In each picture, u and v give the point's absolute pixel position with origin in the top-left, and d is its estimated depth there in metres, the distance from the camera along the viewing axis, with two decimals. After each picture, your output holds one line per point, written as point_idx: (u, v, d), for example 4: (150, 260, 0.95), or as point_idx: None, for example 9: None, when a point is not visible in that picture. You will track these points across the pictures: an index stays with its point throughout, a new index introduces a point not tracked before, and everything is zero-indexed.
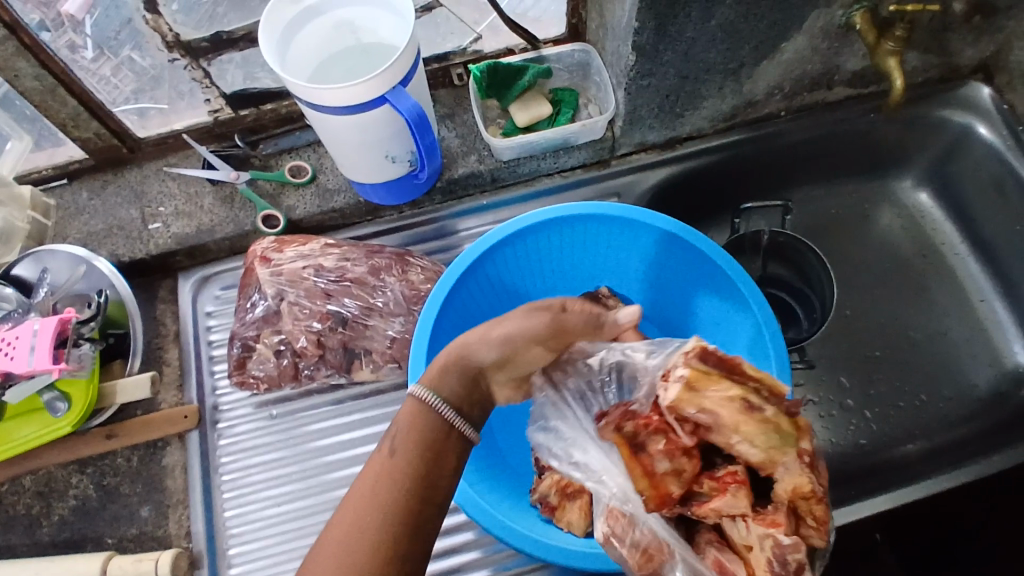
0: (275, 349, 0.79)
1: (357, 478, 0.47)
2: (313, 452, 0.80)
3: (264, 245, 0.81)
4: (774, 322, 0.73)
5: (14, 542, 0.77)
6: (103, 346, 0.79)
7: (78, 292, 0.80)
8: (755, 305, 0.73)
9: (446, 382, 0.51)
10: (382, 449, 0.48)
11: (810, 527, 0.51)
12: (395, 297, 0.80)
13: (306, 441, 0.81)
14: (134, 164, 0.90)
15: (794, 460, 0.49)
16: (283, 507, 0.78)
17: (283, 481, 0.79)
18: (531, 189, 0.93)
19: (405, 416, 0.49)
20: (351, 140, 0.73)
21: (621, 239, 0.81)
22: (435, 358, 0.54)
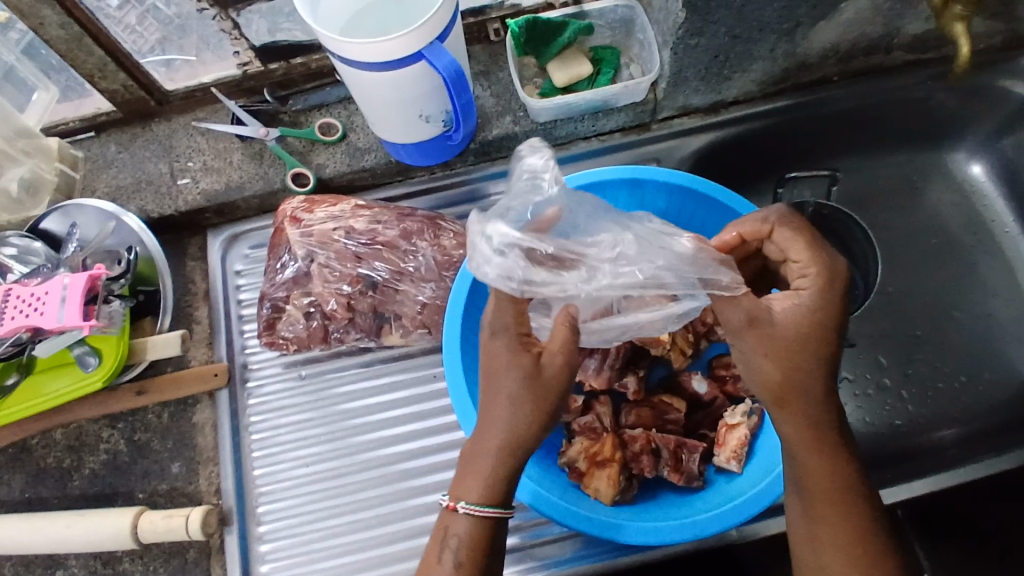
0: (304, 311, 0.78)
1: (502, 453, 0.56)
2: (342, 415, 0.80)
3: (295, 204, 0.79)
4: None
5: (47, 493, 0.79)
6: (132, 302, 0.79)
7: (108, 248, 0.79)
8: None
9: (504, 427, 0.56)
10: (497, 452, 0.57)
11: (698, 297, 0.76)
12: (426, 262, 0.78)
13: (335, 403, 0.80)
14: (162, 118, 0.88)
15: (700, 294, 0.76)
16: (311, 467, 0.78)
17: (312, 442, 0.79)
18: (567, 152, 0.90)
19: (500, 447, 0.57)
20: (385, 96, 0.70)
21: (665, 204, 0.78)
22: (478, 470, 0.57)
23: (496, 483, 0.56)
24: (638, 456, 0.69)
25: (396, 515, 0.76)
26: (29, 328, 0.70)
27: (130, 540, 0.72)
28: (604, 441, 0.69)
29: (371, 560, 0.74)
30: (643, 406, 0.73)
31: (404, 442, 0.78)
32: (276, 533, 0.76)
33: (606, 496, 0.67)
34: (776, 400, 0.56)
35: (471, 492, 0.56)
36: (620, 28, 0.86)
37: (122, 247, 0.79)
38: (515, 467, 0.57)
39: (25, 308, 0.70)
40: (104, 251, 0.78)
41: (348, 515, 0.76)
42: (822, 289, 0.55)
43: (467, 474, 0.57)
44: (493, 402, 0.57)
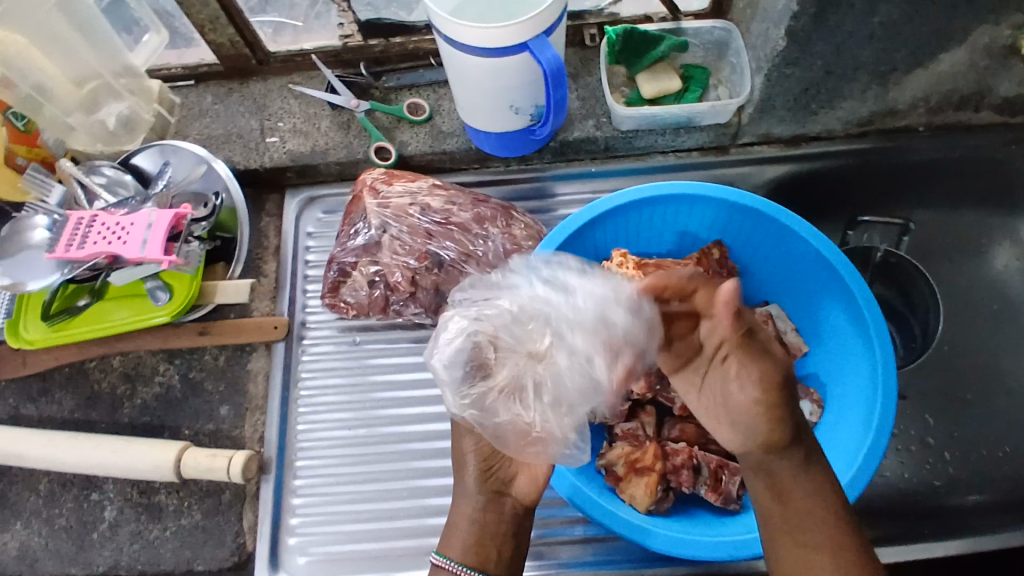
0: (369, 279, 0.80)
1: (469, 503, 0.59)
2: (369, 386, 0.81)
3: (376, 175, 0.82)
4: (892, 367, 0.66)
5: (96, 417, 0.81)
6: (209, 246, 0.81)
7: (196, 191, 0.81)
8: (878, 341, 0.67)
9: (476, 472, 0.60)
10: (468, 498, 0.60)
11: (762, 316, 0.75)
12: (496, 248, 0.78)
13: (366, 373, 0.82)
14: (260, 77, 0.92)
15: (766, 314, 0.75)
16: (345, 432, 0.80)
17: (345, 408, 0.81)
18: (642, 164, 0.90)
19: (470, 503, 0.59)
20: (481, 80, 0.72)
21: (734, 225, 0.76)
22: (457, 528, 0.59)
23: (475, 539, 0.58)
24: (678, 469, 0.68)
25: (426, 490, 0.77)
26: (108, 254, 0.75)
27: (172, 472, 0.73)
28: (647, 449, 0.69)
29: (394, 531, 0.75)
30: (688, 422, 0.72)
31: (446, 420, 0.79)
32: (311, 489, 0.77)
33: (641, 502, 0.67)
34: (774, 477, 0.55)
35: (455, 546, 0.58)
36: (713, 50, 0.87)
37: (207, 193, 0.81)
38: (493, 520, 0.59)
39: (109, 236, 0.75)
40: (191, 193, 0.80)
41: (377, 483, 0.77)
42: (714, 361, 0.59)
43: (450, 532, 0.59)
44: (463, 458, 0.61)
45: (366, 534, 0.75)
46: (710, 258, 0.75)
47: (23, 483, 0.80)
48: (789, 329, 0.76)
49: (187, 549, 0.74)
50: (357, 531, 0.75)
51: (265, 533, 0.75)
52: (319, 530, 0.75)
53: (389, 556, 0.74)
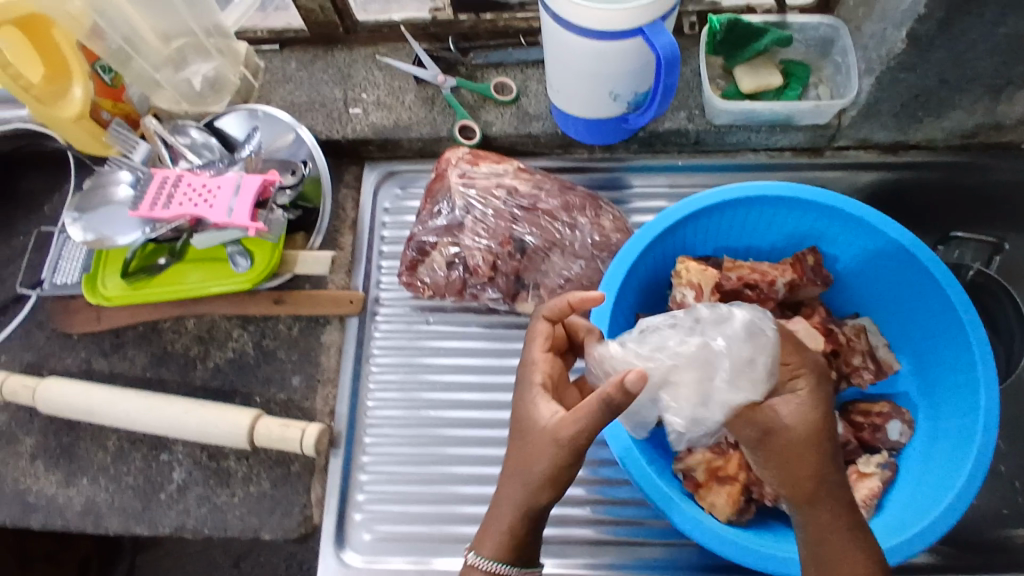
0: (448, 260, 0.79)
1: (513, 496, 0.55)
2: (421, 368, 0.81)
3: (459, 154, 0.80)
4: (996, 390, 0.63)
5: (168, 377, 0.81)
6: (291, 215, 0.80)
7: (282, 159, 0.80)
8: (981, 359, 0.64)
9: (530, 462, 0.54)
10: (523, 490, 0.54)
11: (854, 328, 0.73)
12: (585, 239, 0.76)
13: (423, 353, 0.81)
14: (345, 46, 0.90)
15: (859, 324, 0.73)
16: (408, 413, 0.79)
17: (408, 388, 0.80)
18: (732, 160, 0.87)
19: (513, 495, 0.55)
20: (586, 63, 0.70)
21: (832, 231, 0.73)
22: (495, 521, 0.55)
23: (507, 537, 0.55)
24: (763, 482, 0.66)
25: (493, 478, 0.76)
26: (192, 216, 0.75)
27: (245, 439, 0.73)
28: (731, 457, 0.67)
29: (458, 516, 0.75)
30: None
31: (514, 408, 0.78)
32: (378, 467, 0.77)
33: (721, 512, 0.66)
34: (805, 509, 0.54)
35: (485, 545, 0.55)
36: (816, 47, 0.84)
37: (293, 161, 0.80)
38: (529, 528, 0.55)
39: (195, 198, 0.75)
40: (276, 160, 0.79)
41: (442, 466, 0.76)
42: (814, 384, 0.56)
43: (485, 528, 0.55)
44: (529, 457, 0.54)
45: (432, 517, 0.75)
46: (807, 262, 0.73)
47: (92, 437, 0.80)
48: (881, 343, 0.73)
49: (254, 517, 0.74)
50: (422, 514, 0.75)
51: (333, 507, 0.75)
52: (383, 507, 0.76)
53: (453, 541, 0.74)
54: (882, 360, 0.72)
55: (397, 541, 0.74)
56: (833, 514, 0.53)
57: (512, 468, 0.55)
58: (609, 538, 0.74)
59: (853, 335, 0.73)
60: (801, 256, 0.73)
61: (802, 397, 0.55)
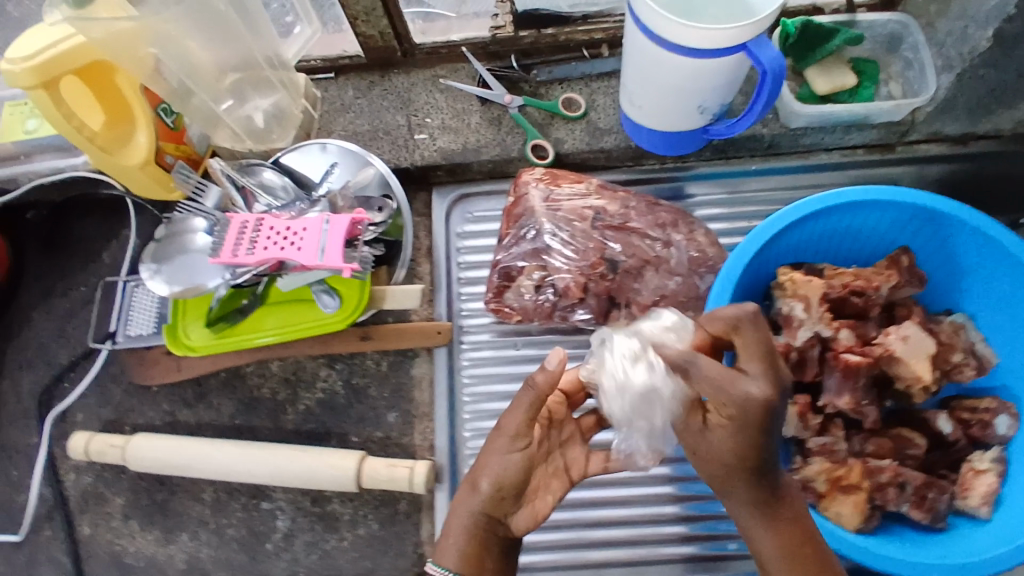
0: (536, 285, 0.78)
1: (467, 505, 0.57)
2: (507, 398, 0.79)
3: (536, 175, 0.80)
4: None
5: (258, 424, 0.80)
6: (376, 252, 0.77)
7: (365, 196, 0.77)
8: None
9: (502, 471, 0.56)
10: (477, 500, 0.57)
11: (951, 327, 0.74)
12: (682, 257, 0.75)
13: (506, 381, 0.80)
14: (402, 69, 0.88)
15: (956, 323, 0.74)
16: None
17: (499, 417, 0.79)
18: (806, 162, 0.87)
19: (468, 505, 0.57)
20: (679, 78, 0.69)
21: (924, 230, 0.74)
22: (450, 533, 0.57)
23: (476, 555, 0.56)
24: (885, 487, 0.67)
25: (600, 501, 0.76)
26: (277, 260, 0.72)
27: (354, 484, 0.73)
28: (850, 467, 0.68)
29: (571, 540, 0.75)
30: (883, 436, 0.71)
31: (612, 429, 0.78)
32: None
33: (848, 521, 0.66)
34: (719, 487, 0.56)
35: (449, 557, 0.56)
36: (883, 44, 0.84)
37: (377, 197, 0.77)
38: (488, 538, 0.57)
39: (280, 241, 0.73)
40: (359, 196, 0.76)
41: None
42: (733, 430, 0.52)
43: (444, 538, 0.57)
44: (483, 460, 0.58)
45: (546, 544, 0.75)
46: (902, 264, 0.72)
47: (186, 492, 0.79)
48: (979, 338, 0.74)
49: (368, 560, 0.74)
50: (532, 542, 0.76)
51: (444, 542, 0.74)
52: None
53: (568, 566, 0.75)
54: (983, 356, 0.73)
55: None
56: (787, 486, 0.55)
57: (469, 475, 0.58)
58: (719, 552, 0.76)
59: (951, 333, 0.73)
60: (897, 258, 0.72)
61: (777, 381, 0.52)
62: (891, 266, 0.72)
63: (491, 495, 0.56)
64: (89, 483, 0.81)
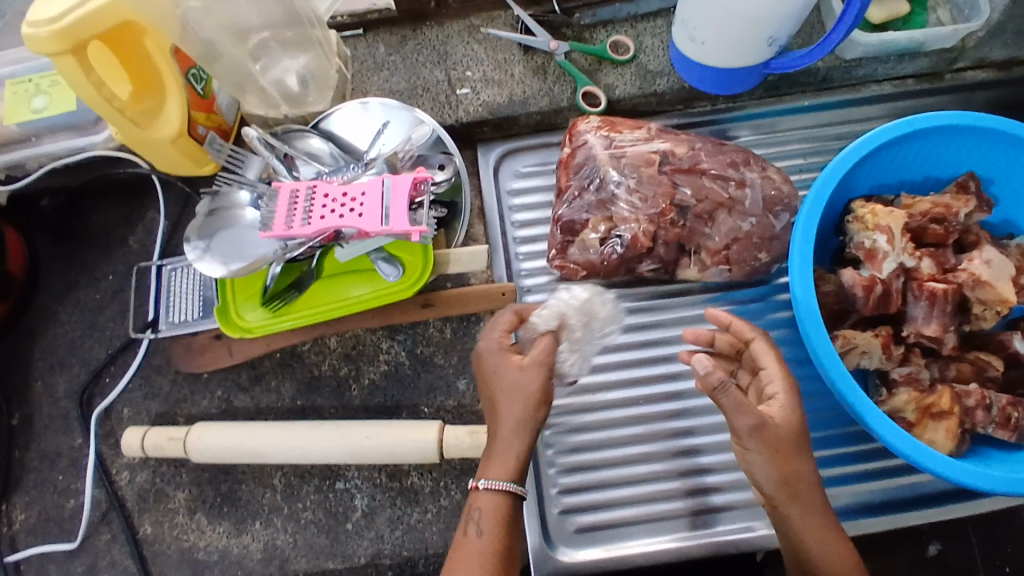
0: (603, 239, 0.75)
1: (508, 420, 0.59)
2: None
3: (592, 123, 0.77)
4: None
5: (322, 404, 0.76)
6: (440, 214, 0.74)
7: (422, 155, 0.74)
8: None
9: (531, 380, 0.60)
10: (518, 416, 0.59)
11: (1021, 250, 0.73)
12: (756, 197, 0.73)
13: None
14: (435, 22, 0.84)
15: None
16: (581, 400, 0.76)
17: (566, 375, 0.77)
18: (858, 95, 0.84)
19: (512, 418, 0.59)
20: (757, 9, 0.64)
21: (995, 154, 0.73)
22: (496, 446, 0.58)
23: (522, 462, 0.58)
24: (972, 411, 0.67)
25: (683, 449, 0.75)
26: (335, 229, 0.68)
27: (436, 454, 0.70)
28: (940, 393, 0.68)
29: (657, 493, 0.74)
30: (962, 361, 0.72)
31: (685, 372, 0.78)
32: (564, 456, 0.75)
33: (941, 447, 0.67)
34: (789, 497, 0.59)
35: (495, 470, 0.58)
36: None
37: (435, 155, 0.74)
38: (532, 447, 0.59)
39: (338, 207, 0.68)
40: (419, 156, 0.74)
41: (626, 439, 0.75)
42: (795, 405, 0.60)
43: (493, 453, 0.58)
44: (502, 385, 0.60)
45: (623, 500, 0.74)
46: (968, 188, 0.72)
47: (253, 479, 0.76)
48: None
49: (454, 531, 0.72)
50: (617, 498, 0.74)
51: (532, 492, 0.74)
52: (577, 496, 0.74)
53: (661, 519, 0.74)
54: None
55: (599, 527, 0.74)
56: (814, 498, 0.59)
57: (493, 399, 0.60)
58: None
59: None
60: (966, 182, 0.72)
61: (781, 401, 0.59)
62: (958, 191, 0.72)
63: (527, 414, 0.59)
64: (147, 479, 0.77)
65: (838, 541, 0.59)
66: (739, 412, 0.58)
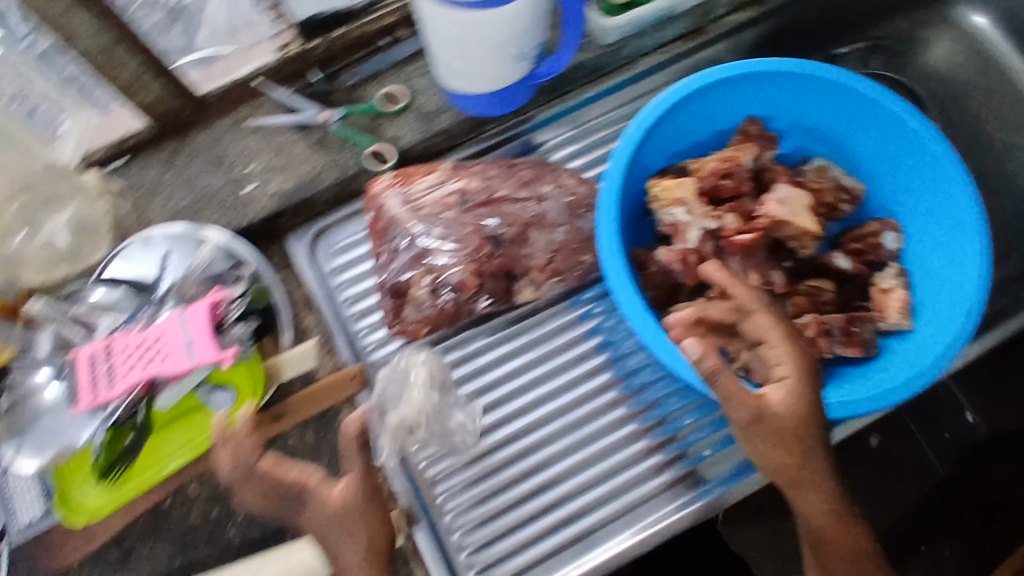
0: (431, 290, 0.73)
1: (334, 532, 0.62)
2: None
3: (385, 182, 0.75)
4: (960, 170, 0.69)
5: (204, 554, 0.72)
6: (252, 326, 0.70)
7: (216, 272, 0.71)
8: (940, 142, 0.70)
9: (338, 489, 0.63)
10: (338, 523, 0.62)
11: (818, 174, 0.76)
12: (556, 206, 0.73)
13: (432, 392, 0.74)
14: (202, 127, 0.79)
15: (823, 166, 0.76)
16: (463, 454, 0.73)
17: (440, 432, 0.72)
18: (633, 72, 0.85)
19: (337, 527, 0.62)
20: (490, 32, 0.64)
21: (765, 94, 0.75)
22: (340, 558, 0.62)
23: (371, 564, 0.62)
24: (814, 340, 0.70)
25: (581, 463, 0.73)
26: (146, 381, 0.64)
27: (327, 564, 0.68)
28: None
29: (568, 516, 0.71)
30: (796, 295, 0.74)
31: (572, 374, 0.76)
32: (464, 517, 0.71)
33: None
34: (788, 479, 0.61)
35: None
36: None
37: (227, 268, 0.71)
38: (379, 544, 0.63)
39: (141, 358, 0.64)
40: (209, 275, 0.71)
41: (543, 454, 0.73)
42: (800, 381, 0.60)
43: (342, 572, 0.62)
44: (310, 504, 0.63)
45: (563, 521, 0.71)
46: (753, 131, 0.75)
47: None
48: (842, 172, 0.77)
49: None
50: (531, 538, 0.70)
51: (437, 561, 0.70)
52: (489, 552, 0.70)
53: (581, 541, 0.70)
54: (854, 189, 0.76)
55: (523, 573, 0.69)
56: (820, 472, 0.61)
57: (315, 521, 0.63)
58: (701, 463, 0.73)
59: (818, 178, 0.76)
60: (745, 129, 0.75)
61: (789, 385, 0.60)
62: (742, 138, 0.75)
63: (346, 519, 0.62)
64: None
65: (824, 513, 0.62)
66: (734, 407, 0.59)
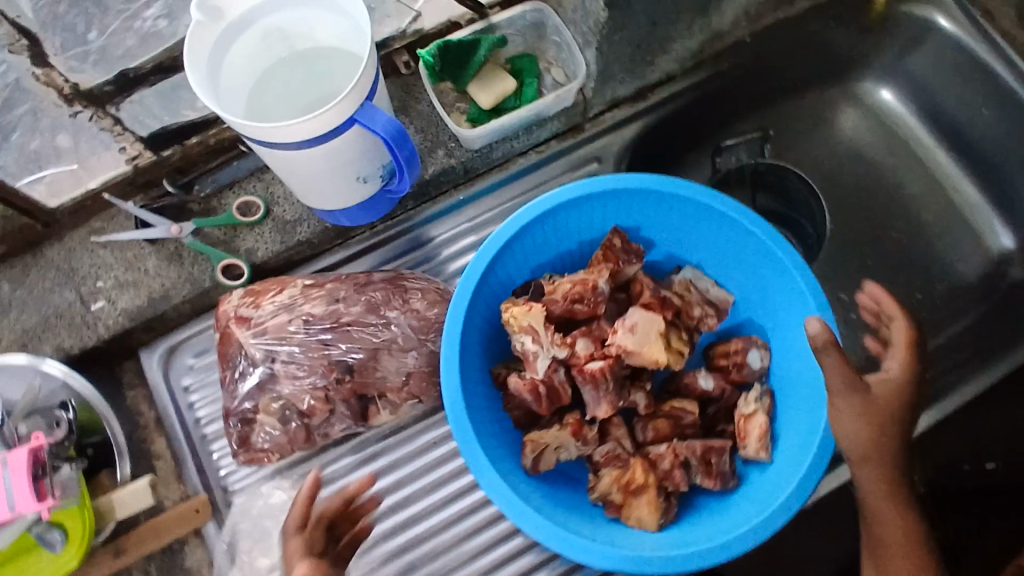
0: (280, 415, 0.70)
1: None
2: None
3: (234, 301, 0.72)
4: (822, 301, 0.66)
5: None
6: (82, 462, 0.69)
7: (41, 406, 0.68)
8: (794, 267, 0.67)
9: None
10: None
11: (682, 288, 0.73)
12: (403, 331, 0.71)
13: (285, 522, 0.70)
14: (54, 239, 0.76)
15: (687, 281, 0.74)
16: None
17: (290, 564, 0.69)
18: (507, 172, 0.83)
19: None
20: (322, 164, 0.62)
21: (627, 209, 0.72)
22: None
23: None
24: (670, 473, 0.67)
25: None
26: None
27: None
28: (633, 466, 0.67)
29: None
30: (658, 418, 0.71)
31: (453, 480, 0.73)
32: None
33: (650, 523, 0.65)
34: None
35: None
36: (531, 33, 0.81)
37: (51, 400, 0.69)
38: None
39: None
40: (31, 412, 0.68)
41: (425, 567, 0.70)
42: None
43: None
44: None
45: None
46: (616, 246, 0.71)
47: None
48: (711, 285, 0.74)
49: None
50: None
51: None
52: None
53: None
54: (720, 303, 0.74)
55: None
56: None
57: None
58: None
59: (683, 291, 0.73)
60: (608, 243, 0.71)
61: None
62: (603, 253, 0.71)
63: None
64: None
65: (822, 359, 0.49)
66: None
